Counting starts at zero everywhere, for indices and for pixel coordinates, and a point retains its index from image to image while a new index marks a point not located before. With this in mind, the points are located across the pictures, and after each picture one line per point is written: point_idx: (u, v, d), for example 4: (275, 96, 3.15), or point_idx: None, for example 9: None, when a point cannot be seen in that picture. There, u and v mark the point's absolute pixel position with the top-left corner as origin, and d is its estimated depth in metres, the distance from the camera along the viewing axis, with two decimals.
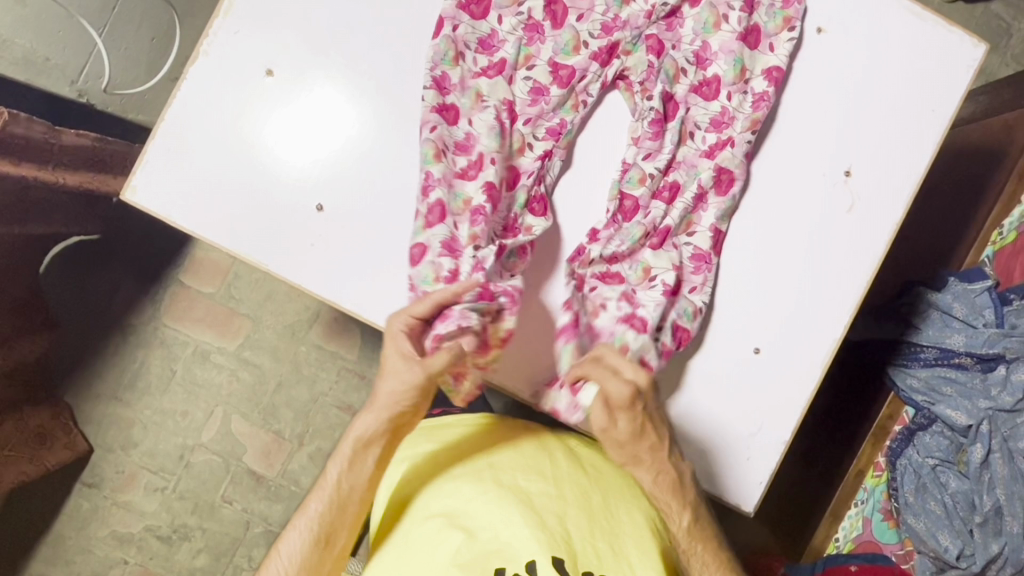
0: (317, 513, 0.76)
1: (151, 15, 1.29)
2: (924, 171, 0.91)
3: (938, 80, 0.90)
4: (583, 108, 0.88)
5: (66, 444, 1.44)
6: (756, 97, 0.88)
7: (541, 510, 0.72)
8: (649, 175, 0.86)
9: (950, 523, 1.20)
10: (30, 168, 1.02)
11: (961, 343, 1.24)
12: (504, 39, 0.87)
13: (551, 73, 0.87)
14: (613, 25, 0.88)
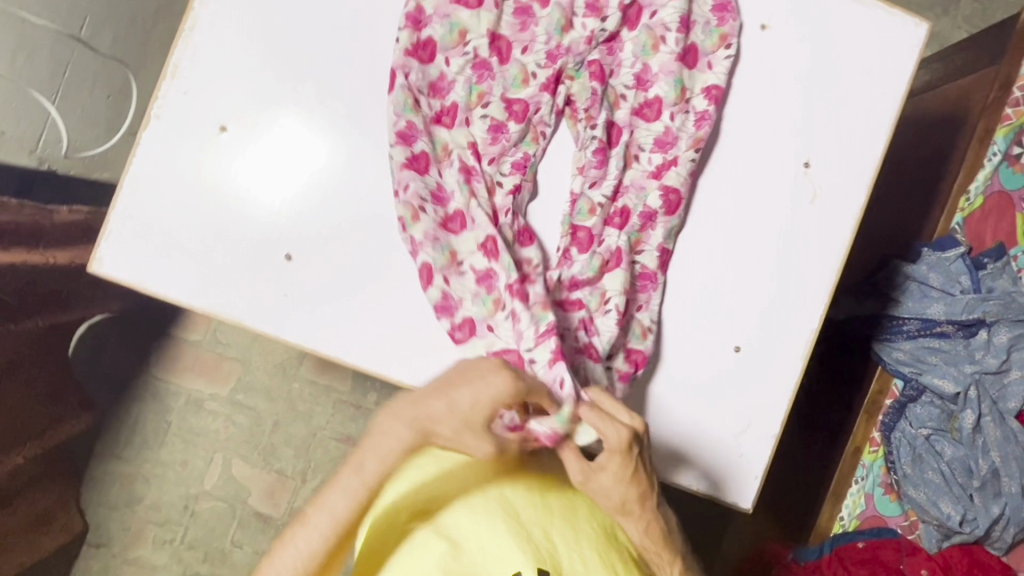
0: (308, 535, 0.67)
1: (104, 74, 1.29)
2: (880, 154, 0.92)
3: (885, 63, 0.91)
4: (543, 141, 0.89)
5: (63, 525, 1.45)
6: (697, 116, 0.89)
7: (525, 519, 0.70)
8: (598, 204, 0.87)
9: (950, 489, 1.22)
10: (17, 253, 1.12)
11: (942, 312, 1.26)
12: (453, 81, 0.87)
13: (505, 108, 0.87)
14: (556, 53, 0.89)
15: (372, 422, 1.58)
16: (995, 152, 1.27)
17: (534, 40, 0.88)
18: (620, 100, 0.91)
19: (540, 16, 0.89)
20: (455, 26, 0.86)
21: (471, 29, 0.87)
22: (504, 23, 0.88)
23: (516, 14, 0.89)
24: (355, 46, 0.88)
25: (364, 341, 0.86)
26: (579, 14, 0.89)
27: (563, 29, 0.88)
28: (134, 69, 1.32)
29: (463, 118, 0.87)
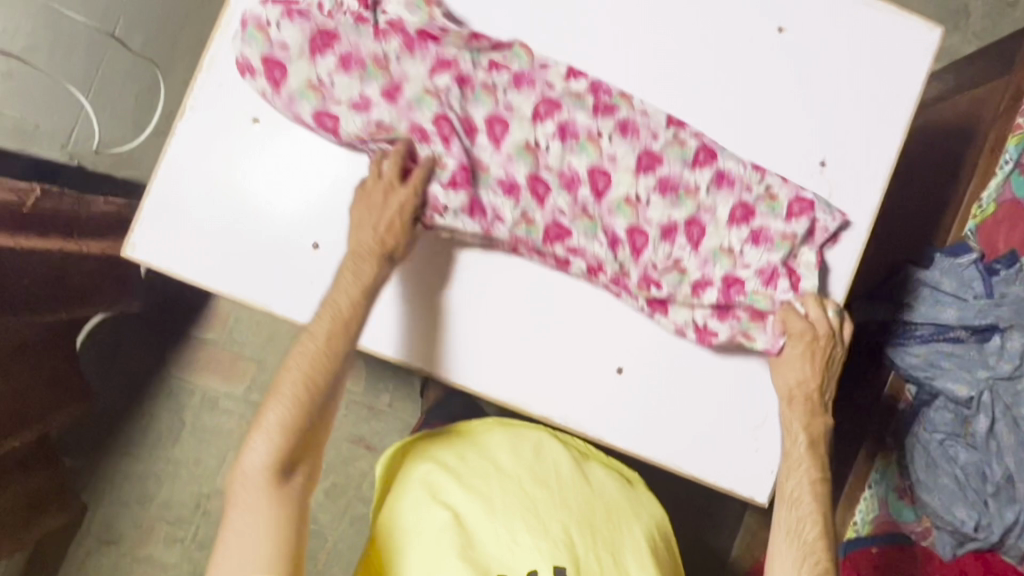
0: (249, 512, 0.75)
1: (134, 73, 1.31)
2: (895, 157, 0.94)
3: (899, 68, 0.93)
4: (736, 256, 0.89)
5: (60, 506, 1.45)
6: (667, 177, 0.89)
7: (512, 527, 0.85)
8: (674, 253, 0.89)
9: (963, 495, 1.21)
10: (55, 239, 1.06)
11: (955, 317, 1.24)
12: (628, 272, 0.90)
13: (685, 221, 0.89)
14: (572, 178, 0.89)
15: (383, 423, 1.65)
16: (1007, 160, 1.34)
17: (586, 201, 0.89)
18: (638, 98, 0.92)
19: (546, 173, 0.88)
20: (531, 231, 0.88)
21: (538, 215, 0.88)
22: (557, 198, 0.88)
23: (446, 183, 0.85)
24: None
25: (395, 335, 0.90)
26: (503, 85, 0.88)
27: (576, 101, 0.88)
28: (163, 68, 1.33)
29: (672, 261, 0.89)
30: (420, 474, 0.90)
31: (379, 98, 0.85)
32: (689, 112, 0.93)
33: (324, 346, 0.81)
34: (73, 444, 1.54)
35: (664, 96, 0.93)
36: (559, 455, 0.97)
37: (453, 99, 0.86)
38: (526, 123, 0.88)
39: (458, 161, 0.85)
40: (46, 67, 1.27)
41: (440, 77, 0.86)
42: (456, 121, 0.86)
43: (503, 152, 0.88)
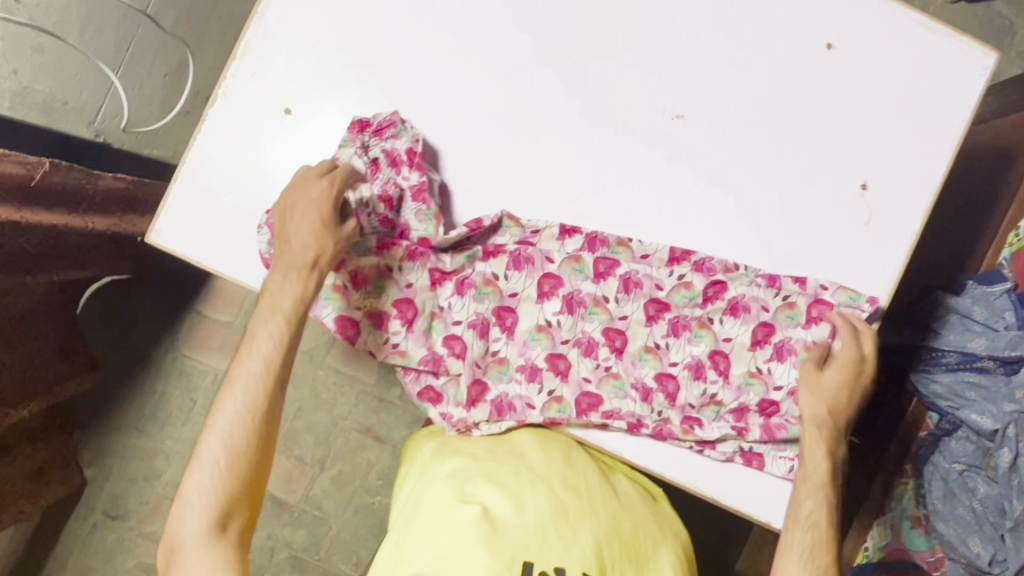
0: (189, 538, 0.74)
1: (163, 52, 1.30)
2: (940, 182, 0.90)
3: (949, 91, 0.90)
4: (767, 377, 0.89)
5: (62, 479, 1.46)
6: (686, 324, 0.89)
7: (539, 523, 0.77)
8: (710, 395, 0.89)
9: (980, 528, 1.19)
10: (61, 213, 1.04)
11: (983, 346, 1.21)
12: (669, 418, 0.89)
13: (709, 355, 0.89)
14: (588, 343, 0.90)
15: (393, 415, 1.65)
16: None
17: (608, 362, 0.90)
18: (675, 109, 0.90)
19: (564, 348, 0.90)
20: (563, 409, 0.90)
21: (564, 392, 0.90)
22: (579, 367, 0.90)
23: (466, 403, 0.90)
24: (422, 38, 0.89)
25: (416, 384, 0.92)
26: (503, 274, 0.90)
27: (576, 269, 0.90)
28: (194, 47, 1.31)
29: (709, 397, 0.89)
30: (443, 473, 0.84)
31: (395, 311, 0.88)
32: (729, 125, 0.90)
33: (262, 382, 0.79)
34: (80, 414, 1.55)
35: (704, 107, 0.90)
36: (586, 465, 0.89)
37: (457, 312, 0.89)
38: (533, 305, 0.90)
39: (470, 377, 0.89)
40: (79, 45, 1.26)
41: (449, 296, 0.90)
42: (468, 332, 0.89)
43: (518, 340, 0.90)
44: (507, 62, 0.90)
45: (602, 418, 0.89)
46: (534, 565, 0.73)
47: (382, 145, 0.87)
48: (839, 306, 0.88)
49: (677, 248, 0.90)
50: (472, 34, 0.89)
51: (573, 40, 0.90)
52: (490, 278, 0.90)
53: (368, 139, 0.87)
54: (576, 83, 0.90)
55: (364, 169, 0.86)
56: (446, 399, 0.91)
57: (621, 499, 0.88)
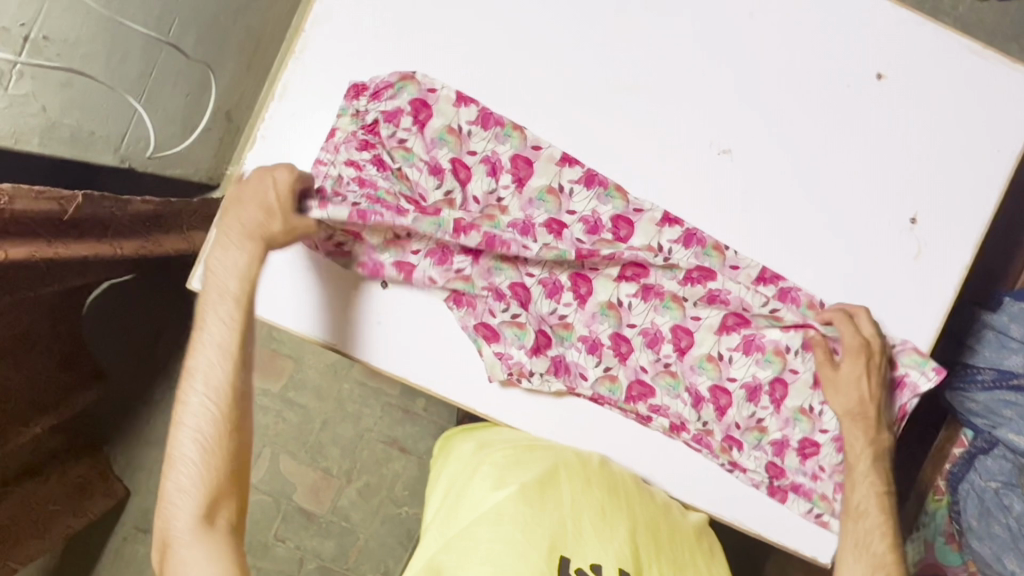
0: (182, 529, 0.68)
1: (186, 73, 1.25)
2: (990, 215, 0.89)
3: (1001, 121, 0.88)
4: (817, 417, 0.88)
5: (105, 492, 1.47)
6: (750, 348, 0.88)
7: (576, 514, 0.76)
8: (763, 424, 0.89)
9: (1017, 546, 1.19)
10: (91, 244, 1.02)
11: (1021, 364, 1.20)
12: (711, 431, 0.89)
13: (770, 380, 0.88)
14: (657, 337, 0.89)
15: (419, 427, 1.65)
16: None
17: (670, 359, 0.89)
18: (721, 143, 0.88)
19: (630, 331, 0.89)
20: (615, 389, 0.89)
21: (620, 373, 0.89)
22: (640, 355, 0.89)
23: (529, 349, 0.87)
24: (462, 75, 0.87)
25: (468, 321, 0.87)
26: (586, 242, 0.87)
27: (668, 268, 0.88)
28: (213, 66, 1.30)
29: (755, 421, 0.89)
30: (481, 466, 0.83)
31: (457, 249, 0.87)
32: (778, 159, 0.88)
33: (227, 355, 0.75)
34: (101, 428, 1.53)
35: (750, 141, 0.88)
36: (624, 473, 0.87)
37: (533, 265, 0.88)
38: (611, 283, 0.89)
39: (535, 326, 0.88)
40: (106, 78, 1.10)
41: (546, 243, 0.86)
42: (537, 287, 0.89)
43: (587, 310, 0.89)
44: (549, 96, 0.88)
45: (638, 418, 0.89)
46: (570, 561, 0.71)
47: (431, 88, 0.86)
48: (907, 367, 0.87)
49: (768, 269, 0.89)
50: (512, 71, 0.88)
51: (617, 74, 0.88)
52: (558, 218, 0.87)
53: (370, 103, 0.85)
54: (620, 114, 0.88)
55: (405, 106, 0.85)
56: (502, 339, 0.87)
57: (653, 494, 0.87)
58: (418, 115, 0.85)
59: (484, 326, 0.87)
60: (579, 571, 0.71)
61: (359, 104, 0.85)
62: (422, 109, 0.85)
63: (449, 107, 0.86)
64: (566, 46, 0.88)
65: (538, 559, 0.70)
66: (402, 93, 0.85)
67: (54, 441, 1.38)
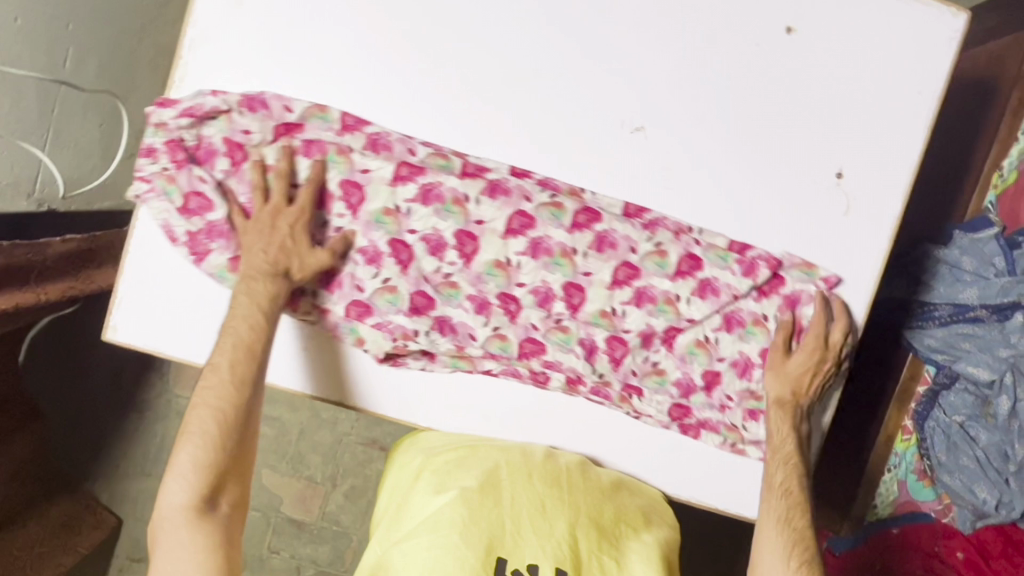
0: (172, 501, 0.76)
1: (93, 101, 1.19)
2: (917, 160, 0.87)
3: (920, 61, 0.85)
4: (712, 348, 0.90)
5: (93, 524, 1.44)
6: (640, 296, 0.89)
7: (512, 512, 0.78)
8: (661, 367, 0.92)
9: (986, 475, 1.17)
10: (11, 293, 0.98)
11: (975, 296, 1.19)
12: (609, 381, 0.92)
13: (665, 329, 0.90)
14: (550, 294, 0.89)
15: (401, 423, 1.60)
16: None
17: (563, 316, 0.90)
18: (634, 120, 0.85)
19: (520, 291, 0.89)
20: (506, 347, 0.91)
21: (510, 333, 0.91)
22: (529, 313, 0.90)
23: (407, 311, 0.89)
24: (359, 84, 0.84)
25: (341, 301, 0.89)
26: (475, 197, 0.86)
27: (658, 264, 0.88)
28: (123, 95, 1.23)
29: (652, 366, 0.92)
30: (421, 470, 0.87)
31: (339, 192, 0.86)
32: (697, 127, 0.85)
33: (230, 377, 0.80)
34: (72, 467, 1.48)
35: (664, 114, 0.85)
36: (572, 460, 0.90)
37: (415, 221, 0.87)
38: (497, 237, 0.87)
39: (411, 287, 0.89)
40: None
41: (410, 198, 0.86)
42: (418, 245, 0.87)
43: (472, 271, 0.88)
44: (450, 91, 0.84)
45: (534, 379, 0.93)
46: (508, 561, 0.73)
47: (240, 127, 0.84)
48: (795, 283, 0.89)
49: (633, 202, 0.87)
50: (410, 71, 0.84)
51: (522, 59, 0.84)
52: (411, 159, 0.86)
53: (172, 114, 0.83)
54: (524, 103, 0.85)
55: (219, 146, 0.84)
56: (377, 310, 0.90)
57: (600, 477, 0.88)
58: (234, 156, 0.85)
59: (356, 302, 0.89)
60: (514, 571, 0.72)
61: (168, 126, 0.83)
62: (237, 150, 0.85)
63: (266, 146, 0.85)
64: (464, 35, 0.83)
65: (476, 562, 0.71)
66: (214, 129, 0.84)
67: (27, 488, 1.34)
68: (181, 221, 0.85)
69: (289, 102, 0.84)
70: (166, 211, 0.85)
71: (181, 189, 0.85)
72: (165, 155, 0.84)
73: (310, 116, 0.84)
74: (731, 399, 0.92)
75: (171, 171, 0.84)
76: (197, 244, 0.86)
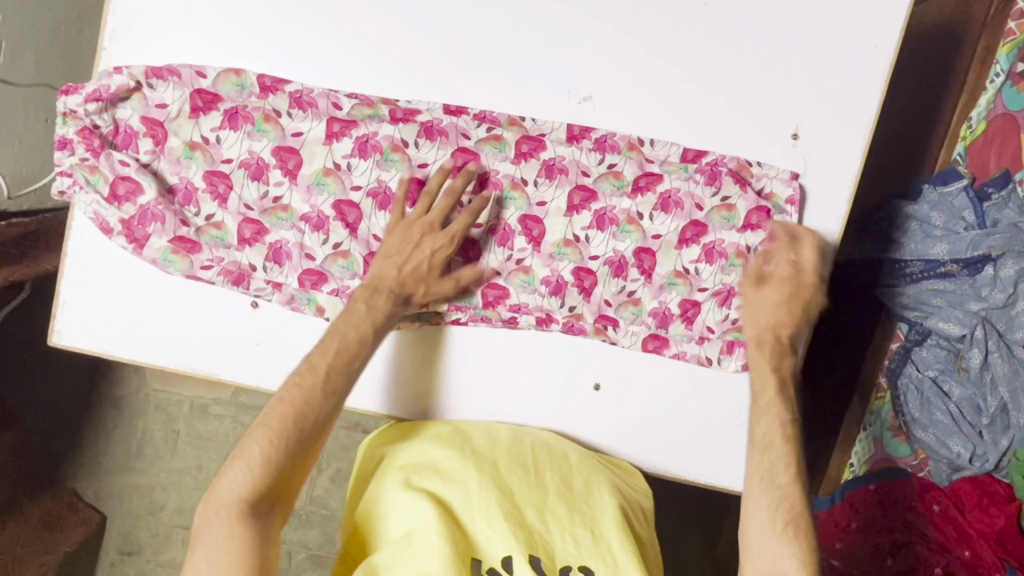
0: (228, 491, 0.71)
1: (33, 97, 1.15)
2: (874, 115, 0.85)
3: (873, 10, 0.82)
4: (693, 278, 0.89)
5: (76, 521, 1.41)
6: (599, 219, 0.87)
7: (483, 506, 0.78)
8: (637, 298, 0.90)
9: (959, 429, 1.17)
10: None
11: (945, 251, 1.16)
12: (581, 314, 0.90)
13: (633, 252, 0.88)
14: (507, 232, 0.88)
15: None
16: (998, 72, 1.17)
17: (523, 255, 0.89)
18: (580, 92, 0.84)
19: (477, 233, 0.88)
20: (470, 298, 0.89)
21: (471, 283, 0.89)
22: (489, 258, 0.89)
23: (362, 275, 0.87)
24: (300, 65, 0.83)
25: (293, 273, 0.87)
26: (413, 141, 0.85)
27: (614, 184, 0.87)
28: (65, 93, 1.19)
29: (627, 295, 0.90)
30: (388, 463, 0.85)
31: (274, 160, 0.84)
32: (644, 92, 0.84)
33: (320, 385, 0.77)
34: (53, 466, 1.46)
35: (611, 81, 0.84)
36: (538, 438, 0.90)
37: (357, 175, 0.85)
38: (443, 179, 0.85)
39: (362, 251, 0.86)
40: None
41: (347, 153, 0.84)
42: (366, 202, 0.85)
43: None
44: (392, 70, 0.83)
45: (503, 324, 0.90)
46: (482, 560, 0.75)
47: (155, 101, 0.83)
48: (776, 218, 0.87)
49: (575, 125, 0.86)
50: (349, 50, 0.83)
51: (461, 31, 0.82)
52: (338, 114, 0.84)
53: (85, 102, 0.82)
54: (468, 78, 0.84)
55: (138, 128, 0.84)
56: (332, 277, 0.87)
57: (567, 452, 0.88)
58: (155, 134, 0.84)
59: (309, 272, 0.87)
60: (491, 570, 0.74)
61: (79, 114, 0.83)
62: (157, 127, 0.84)
63: (186, 123, 0.84)
64: (398, 12, 0.82)
65: (453, 562, 0.72)
66: (128, 111, 0.84)
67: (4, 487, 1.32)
68: (111, 209, 0.84)
69: (199, 68, 0.83)
70: (94, 201, 0.84)
71: (106, 177, 0.84)
72: (80, 146, 0.83)
73: (223, 82, 0.83)
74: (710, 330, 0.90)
75: (91, 160, 0.83)
76: (133, 231, 0.85)
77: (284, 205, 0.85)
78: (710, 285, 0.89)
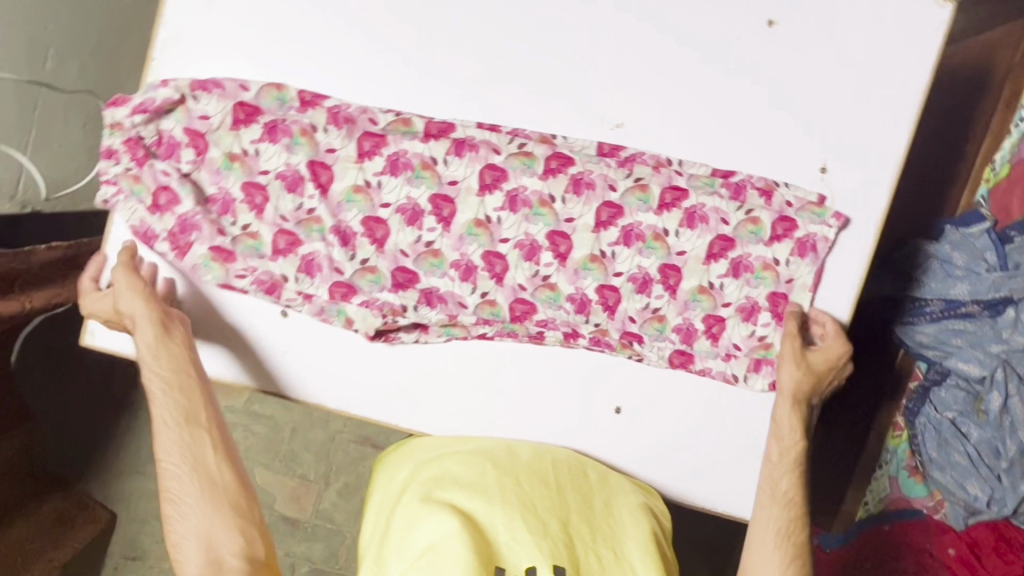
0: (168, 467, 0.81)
1: (74, 102, 1.18)
2: (903, 153, 0.86)
3: (904, 49, 0.84)
4: (717, 292, 0.89)
5: (89, 518, 1.40)
6: (626, 234, 0.87)
7: (504, 514, 0.78)
8: (661, 313, 0.90)
9: (976, 471, 1.15)
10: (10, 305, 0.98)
11: (966, 291, 1.16)
12: (606, 330, 0.90)
13: (658, 269, 0.88)
14: (534, 249, 0.88)
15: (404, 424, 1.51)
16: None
17: (549, 270, 0.88)
18: (613, 118, 0.86)
19: (504, 248, 0.88)
20: (497, 312, 0.89)
21: (498, 296, 0.89)
22: (517, 272, 0.88)
23: (391, 288, 0.89)
24: (341, 81, 0.86)
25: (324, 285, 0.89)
26: (443, 158, 0.86)
27: (641, 198, 0.87)
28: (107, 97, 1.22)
29: (652, 312, 0.90)
30: (416, 472, 0.86)
31: (308, 173, 0.86)
32: (675, 121, 0.86)
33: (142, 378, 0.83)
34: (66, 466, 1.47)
35: (643, 110, 0.86)
36: (561, 455, 0.90)
37: (387, 193, 0.87)
38: (472, 194, 0.87)
39: (391, 266, 0.88)
40: None
41: (379, 171, 0.86)
42: (395, 217, 0.87)
43: (454, 233, 0.87)
44: (431, 89, 0.86)
45: (530, 339, 0.90)
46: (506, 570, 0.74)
47: (198, 114, 0.86)
48: (806, 224, 0.87)
49: (606, 143, 0.87)
50: (387, 70, 0.85)
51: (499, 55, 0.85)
52: (372, 129, 0.86)
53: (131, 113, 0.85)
54: (504, 99, 0.86)
55: (181, 139, 0.86)
56: (361, 290, 0.89)
57: (590, 472, 0.88)
58: (197, 145, 0.86)
59: (339, 284, 0.89)
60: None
61: (125, 125, 0.85)
62: (199, 138, 0.86)
63: (227, 134, 0.86)
64: (437, 35, 0.84)
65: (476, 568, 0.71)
66: (172, 122, 0.86)
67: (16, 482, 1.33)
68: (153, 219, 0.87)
69: (243, 82, 0.85)
70: (137, 210, 0.87)
71: (148, 187, 0.87)
72: (125, 155, 0.85)
73: (266, 95, 0.85)
74: (735, 346, 0.90)
75: (135, 170, 0.86)
76: (173, 239, 0.87)
77: (316, 218, 0.87)
78: (733, 299, 0.89)
